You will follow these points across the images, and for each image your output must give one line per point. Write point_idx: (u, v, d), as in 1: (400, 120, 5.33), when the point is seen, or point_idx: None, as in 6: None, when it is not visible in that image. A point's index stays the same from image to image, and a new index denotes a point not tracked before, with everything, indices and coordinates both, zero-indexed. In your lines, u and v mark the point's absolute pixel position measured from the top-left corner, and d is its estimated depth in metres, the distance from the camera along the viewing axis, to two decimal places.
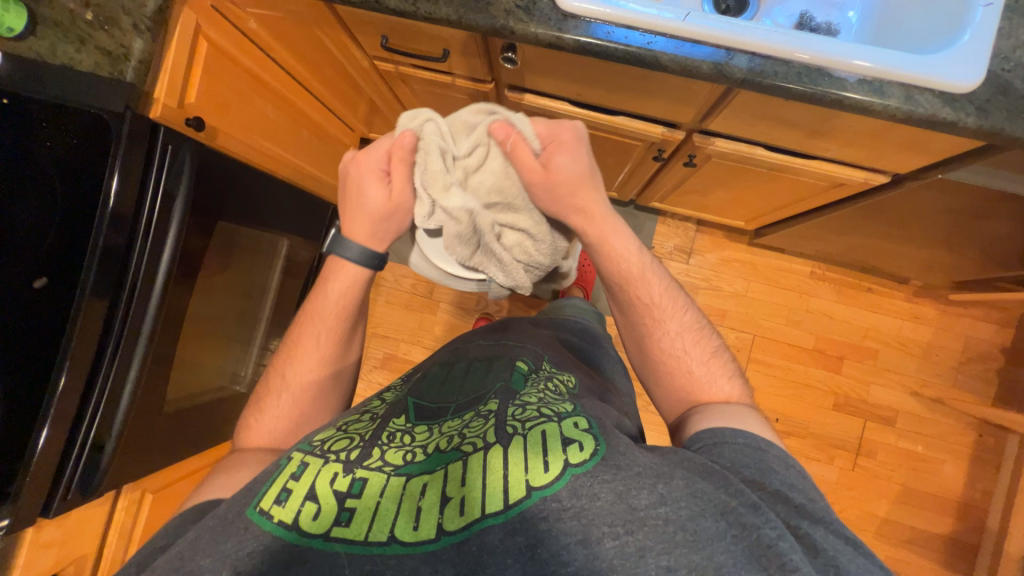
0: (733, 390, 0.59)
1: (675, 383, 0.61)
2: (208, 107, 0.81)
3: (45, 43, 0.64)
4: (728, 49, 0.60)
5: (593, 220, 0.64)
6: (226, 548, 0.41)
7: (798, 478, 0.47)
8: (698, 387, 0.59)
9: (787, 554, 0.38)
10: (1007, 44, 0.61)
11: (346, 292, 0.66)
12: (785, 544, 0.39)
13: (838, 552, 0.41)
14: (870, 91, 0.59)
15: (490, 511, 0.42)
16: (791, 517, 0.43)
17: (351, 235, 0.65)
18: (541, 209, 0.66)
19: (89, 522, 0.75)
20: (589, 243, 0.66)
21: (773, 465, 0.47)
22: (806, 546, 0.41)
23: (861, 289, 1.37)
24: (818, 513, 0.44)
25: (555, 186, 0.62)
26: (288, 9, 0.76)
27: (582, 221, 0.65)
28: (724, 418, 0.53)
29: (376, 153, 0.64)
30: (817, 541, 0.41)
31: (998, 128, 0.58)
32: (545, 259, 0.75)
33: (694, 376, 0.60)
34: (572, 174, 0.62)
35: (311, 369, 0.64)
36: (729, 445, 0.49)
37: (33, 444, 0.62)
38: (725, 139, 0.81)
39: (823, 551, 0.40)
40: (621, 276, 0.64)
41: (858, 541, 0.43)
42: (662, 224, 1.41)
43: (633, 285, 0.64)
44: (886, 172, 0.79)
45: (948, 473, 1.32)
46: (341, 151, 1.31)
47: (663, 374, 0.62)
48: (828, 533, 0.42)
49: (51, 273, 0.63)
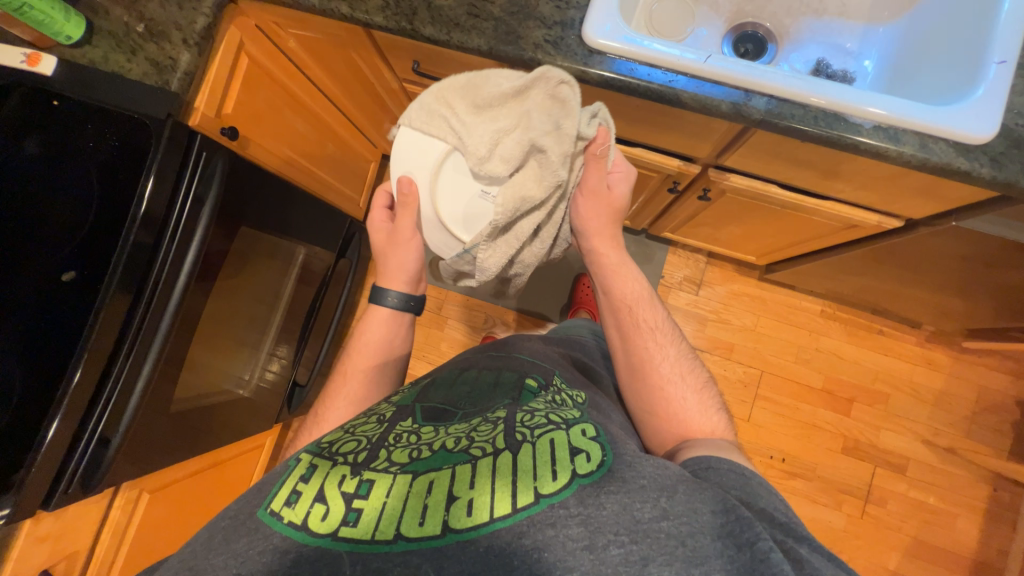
0: (721, 423, 0.60)
1: (668, 410, 0.61)
2: (243, 118, 0.85)
3: (99, 52, 0.71)
4: (747, 90, 0.62)
5: (616, 247, 0.69)
6: (237, 547, 0.42)
7: (780, 505, 0.47)
8: (689, 414, 0.60)
9: (777, 566, 0.39)
10: (1020, 99, 0.62)
11: (381, 329, 0.73)
12: (776, 555, 0.40)
13: (822, 566, 0.41)
14: (885, 138, 0.61)
15: (497, 515, 0.42)
16: (777, 533, 0.43)
17: (387, 285, 0.73)
18: (577, 217, 0.67)
19: (86, 518, 0.74)
20: (604, 264, 0.69)
21: (758, 490, 0.48)
22: (791, 559, 0.41)
23: (872, 331, 1.36)
24: (800, 531, 0.44)
25: (602, 206, 0.66)
26: (328, 32, 0.80)
27: (605, 243, 0.68)
28: (711, 448, 0.54)
29: (380, 211, 0.74)
30: (804, 556, 0.41)
31: (1012, 180, 0.59)
32: (530, 260, 0.68)
33: (686, 404, 0.61)
34: (616, 204, 0.66)
35: (347, 408, 0.66)
36: (714, 470, 0.50)
37: (43, 436, 0.62)
38: (739, 175, 0.83)
39: (810, 567, 0.40)
40: (629, 299, 0.68)
41: (838, 558, 0.43)
42: (672, 254, 1.42)
43: (640, 309, 0.67)
44: (899, 217, 0.79)
45: (961, 528, 1.28)
46: (363, 166, 1.35)
47: (655, 401, 0.62)
48: (812, 552, 0.42)
49: (78, 268, 0.64)
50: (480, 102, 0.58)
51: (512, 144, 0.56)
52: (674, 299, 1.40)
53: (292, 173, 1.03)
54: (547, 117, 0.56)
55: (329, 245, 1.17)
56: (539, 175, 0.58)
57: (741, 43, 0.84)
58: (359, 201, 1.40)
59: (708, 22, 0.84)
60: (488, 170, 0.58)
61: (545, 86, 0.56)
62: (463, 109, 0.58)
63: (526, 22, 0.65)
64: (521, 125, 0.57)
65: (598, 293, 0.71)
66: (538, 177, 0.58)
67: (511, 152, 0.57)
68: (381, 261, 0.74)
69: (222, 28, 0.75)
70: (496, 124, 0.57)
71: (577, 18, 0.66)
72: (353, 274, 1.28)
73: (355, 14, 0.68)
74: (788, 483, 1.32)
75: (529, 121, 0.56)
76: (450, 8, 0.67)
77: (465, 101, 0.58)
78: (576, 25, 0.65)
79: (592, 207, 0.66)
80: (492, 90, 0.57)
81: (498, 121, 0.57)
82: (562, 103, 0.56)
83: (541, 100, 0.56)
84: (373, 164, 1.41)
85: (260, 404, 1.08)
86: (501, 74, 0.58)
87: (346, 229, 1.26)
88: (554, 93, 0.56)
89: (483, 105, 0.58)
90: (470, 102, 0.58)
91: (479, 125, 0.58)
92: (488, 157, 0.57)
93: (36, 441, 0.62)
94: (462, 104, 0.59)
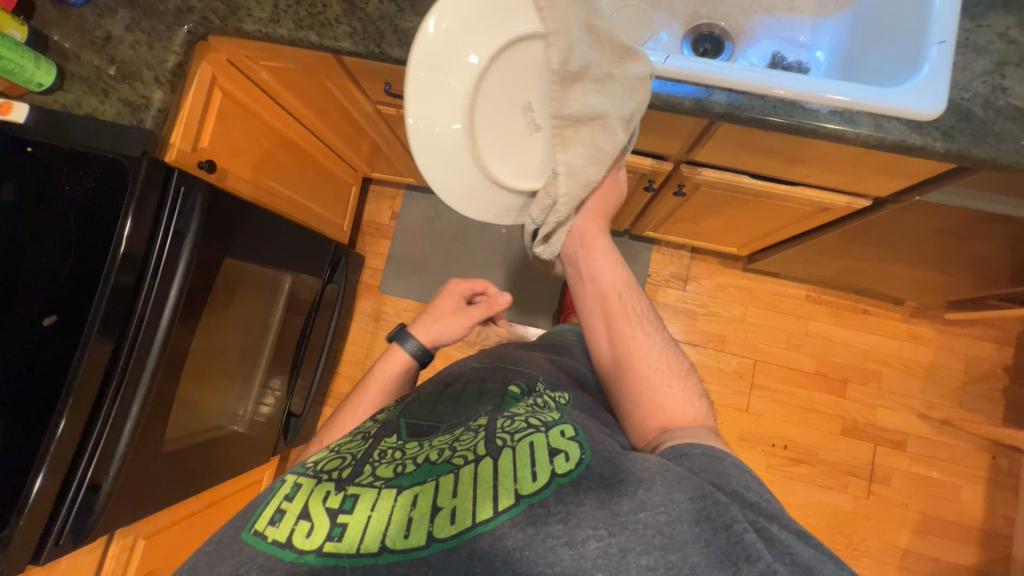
0: (702, 410, 0.61)
1: (651, 399, 0.61)
2: (219, 150, 0.85)
3: (71, 96, 0.71)
4: (708, 86, 0.65)
5: (605, 233, 0.67)
6: (223, 568, 0.41)
7: (751, 480, 0.49)
8: (673, 402, 0.60)
9: (752, 547, 0.40)
10: (963, 75, 0.66)
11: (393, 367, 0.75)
12: (751, 537, 0.41)
13: (795, 544, 0.43)
14: (841, 121, 0.63)
15: (479, 519, 0.43)
16: (749, 514, 0.45)
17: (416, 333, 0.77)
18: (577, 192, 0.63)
19: (79, 569, 0.72)
20: (594, 248, 0.66)
21: (727, 469, 0.49)
22: (764, 539, 0.43)
23: (858, 311, 1.39)
24: (771, 509, 0.46)
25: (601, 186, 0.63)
26: (299, 61, 0.82)
27: (595, 227, 0.66)
28: (692, 435, 0.54)
29: (462, 284, 0.82)
30: (775, 534, 0.43)
31: (965, 151, 0.62)
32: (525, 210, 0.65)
33: (671, 393, 0.61)
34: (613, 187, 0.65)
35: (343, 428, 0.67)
36: (688, 456, 0.50)
37: (28, 490, 0.61)
38: (711, 168, 0.85)
39: (781, 543, 0.42)
40: (617, 287, 0.67)
41: (815, 537, 0.45)
42: (657, 252, 1.44)
43: (627, 296, 0.67)
44: (867, 196, 0.82)
45: (966, 499, 1.29)
46: (344, 190, 1.36)
47: (640, 392, 0.62)
48: (783, 529, 0.44)
49: (60, 312, 0.64)
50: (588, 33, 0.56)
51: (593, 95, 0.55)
52: (663, 296, 1.42)
53: (272, 201, 1.03)
54: (633, 93, 0.57)
55: (316, 270, 1.17)
56: (596, 150, 0.57)
57: (699, 44, 0.87)
58: (343, 225, 1.41)
59: (666, 26, 0.88)
60: (557, 98, 0.55)
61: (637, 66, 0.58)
62: (570, 19, 0.55)
63: None
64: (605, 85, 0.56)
65: (583, 277, 0.68)
66: (594, 158, 0.57)
67: (583, 101, 0.55)
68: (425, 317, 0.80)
69: (194, 64, 0.76)
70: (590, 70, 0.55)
71: None
72: (341, 298, 1.28)
73: (324, 42, 0.70)
74: (792, 469, 1.32)
75: (615, 85, 0.56)
76: (416, 30, 0.69)
77: (575, 17, 0.55)
78: None
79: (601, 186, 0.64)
80: (603, 32, 0.56)
81: (590, 64, 0.55)
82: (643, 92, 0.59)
83: (633, 76, 0.57)
84: (355, 187, 1.42)
85: (255, 437, 1.06)
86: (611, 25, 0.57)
87: (332, 254, 1.26)
88: (645, 77, 0.58)
89: (588, 36, 0.56)
90: (578, 21, 0.55)
91: (576, 42, 0.55)
92: (563, 84, 0.55)
93: (21, 495, 0.60)
94: (571, 17, 0.55)
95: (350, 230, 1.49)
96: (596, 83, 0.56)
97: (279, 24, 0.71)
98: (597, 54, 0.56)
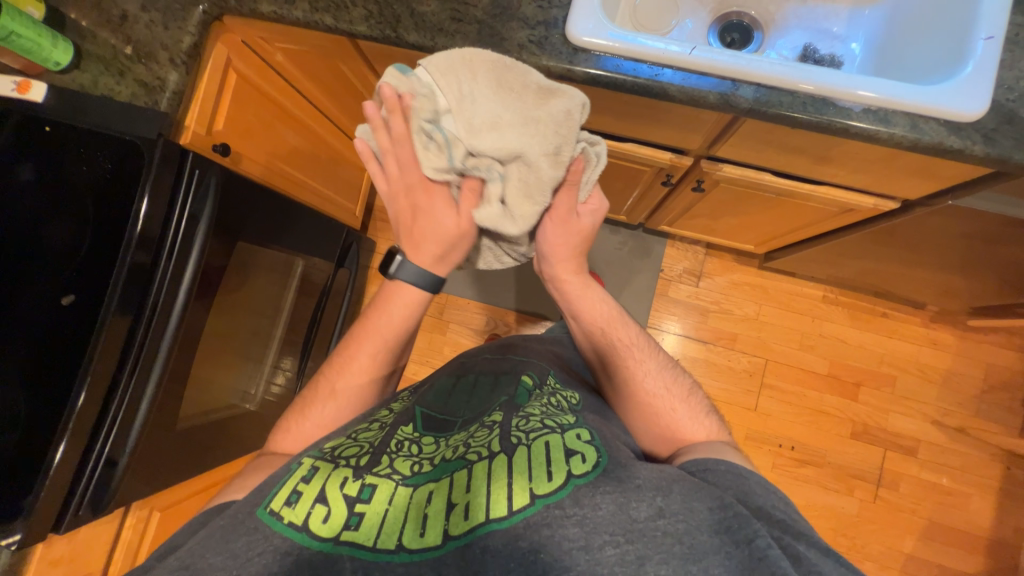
0: (712, 428, 0.61)
1: (657, 423, 0.62)
2: (233, 134, 0.85)
3: (88, 76, 0.71)
4: (734, 80, 0.62)
5: (579, 273, 0.70)
6: (236, 547, 0.44)
7: (779, 503, 0.48)
8: (680, 423, 0.61)
9: (776, 565, 0.40)
10: (1009, 74, 0.62)
11: (408, 309, 0.66)
12: (776, 553, 0.41)
13: (822, 563, 0.43)
14: (876, 120, 0.61)
15: (494, 517, 0.44)
16: (775, 530, 0.45)
17: (416, 259, 0.63)
18: (551, 245, 0.67)
19: (98, 539, 0.74)
20: (569, 292, 0.70)
21: (754, 488, 0.49)
22: (791, 557, 0.43)
23: (876, 314, 1.36)
24: (799, 528, 0.46)
25: (571, 231, 0.65)
26: (316, 45, 0.81)
27: (569, 271, 0.70)
28: (710, 451, 0.55)
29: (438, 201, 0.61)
30: (802, 553, 0.43)
31: (1006, 156, 0.59)
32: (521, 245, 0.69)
33: (676, 415, 0.61)
34: (583, 230, 0.66)
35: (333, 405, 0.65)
36: (713, 471, 0.50)
37: (49, 460, 0.62)
38: (732, 165, 0.82)
39: (810, 563, 0.42)
40: (601, 323, 0.69)
41: (839, 555, 0.44)
42: (671, 247, 1.41)
43: (614, 329, 0.69)
44: (895, 199, 0.79)
45: (976, 507, 1.27)
46: (357, 175, 1.35)
47: (644, 415, 0.63)
48: (811, 548, 0.44)
49: (78, 291, 0.64)
50: (498, 83, 0.51)
51: (509, 145, 0.51)
52: (675, 292, 1.40)
53: (285, 185, 1.03)
54: (556, 131, 0.51)
55: (328, 256, 1.17)
56: (530, 198, 0.55)
57: (727, 33, 0.84)
58: (355, 210, 1.40)
59: (693, 14, 0.84)
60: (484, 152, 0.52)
61: (563, 100, 0.51)
62: (481, 78, 0.51)
63: (509, 24, 0.66)
64: (525, 129, 0.51)
65: (570, 317, 0.72)
66: (527, 199, 0.55)
67: (505, 148, 0.52)
68: (419, 233, 0.62)
69: (209, 45, 0.75)
70: (504, 115, 0.51)
71: (560, 16, 0.66)
72: (352, 283, 1.28)
73: (339, 25, 0.68)
74: (798, 471, 1.31)
75: (537, 128, 0.51)
76: (433, 14, 0.67)
77: (486, 72, 0.51)
78: (560, 24, 0.66)
79: (560, 233, 0.65)
80: (520, 79, 0.52)
81: (505, 112, 0.51)
82: (570, 121, 0.52)
83: (557, 112, 0.51)
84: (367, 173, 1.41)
85: (268, 416, 1.08)
86: (524, 70, 0.52)
87: (344, 239, 1.26)
88: (573, 109, 0.51)
89: (503, 86, 0.51)
90: (490, 78, 0.51)
91: (489, 97, 0.51)
92: (481, 136, 0.51)
93: (45, 465, 0.62)
94: (484, 73, 0.51)
95: (362, 214, 1.49)
96: (519, 128, 0.51)
97: (294, 6, 0.69)
98: (515, 101, 0.51)
